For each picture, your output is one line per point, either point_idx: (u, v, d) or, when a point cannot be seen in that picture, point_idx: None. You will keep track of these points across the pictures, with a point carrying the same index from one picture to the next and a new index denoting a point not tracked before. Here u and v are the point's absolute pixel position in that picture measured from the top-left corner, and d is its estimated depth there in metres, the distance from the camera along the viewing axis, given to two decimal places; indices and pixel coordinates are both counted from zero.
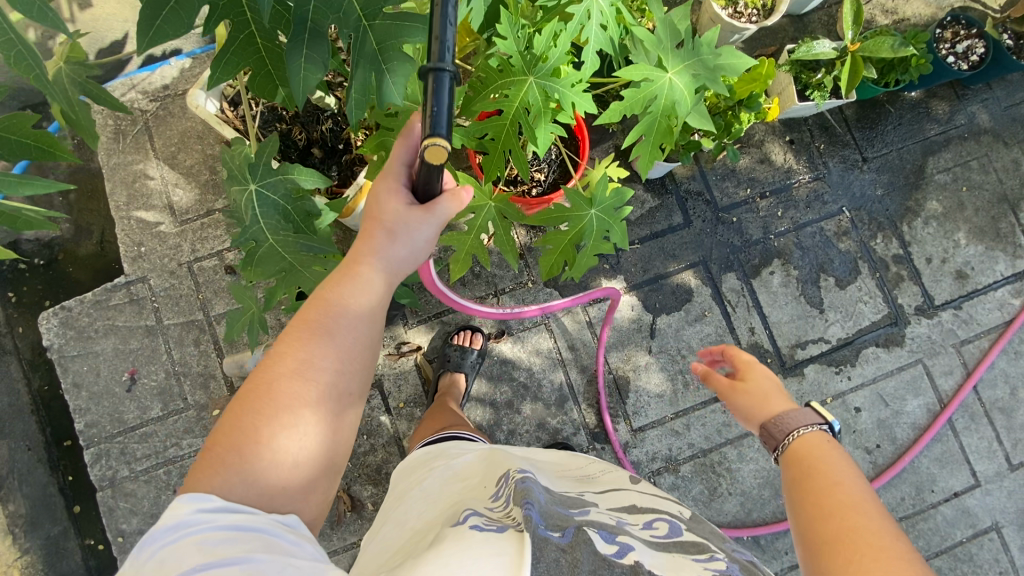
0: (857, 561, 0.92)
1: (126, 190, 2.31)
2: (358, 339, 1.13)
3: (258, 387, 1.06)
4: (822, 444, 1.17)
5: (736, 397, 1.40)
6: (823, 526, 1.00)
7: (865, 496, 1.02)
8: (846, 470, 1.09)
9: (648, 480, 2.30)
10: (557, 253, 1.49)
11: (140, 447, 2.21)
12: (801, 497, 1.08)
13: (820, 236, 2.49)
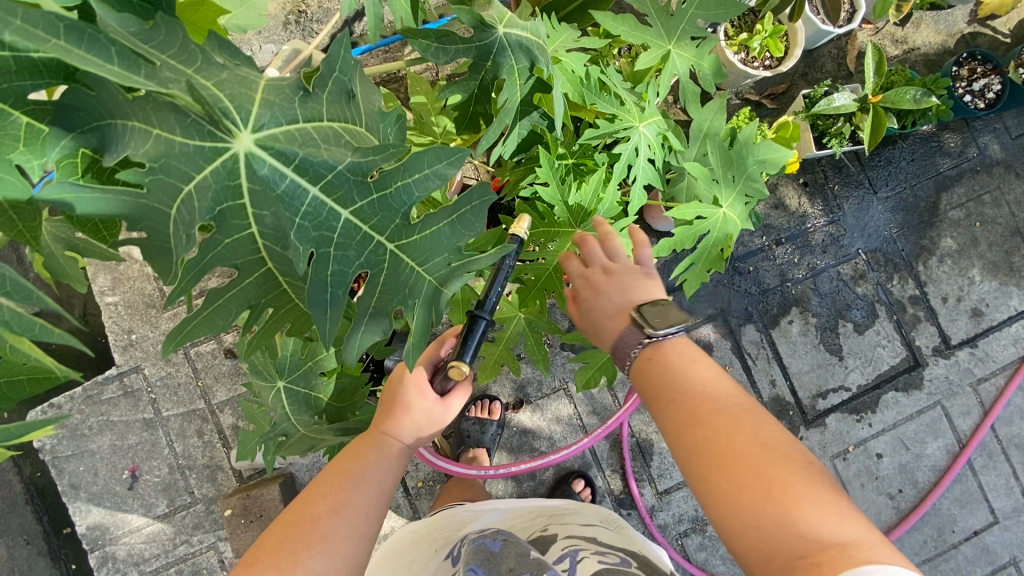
0: (777, 494, 0.95)
1: (110, 273, 2.14)
2: (376, 493, 1.22)
3: (296, 521, 1.14)
4: (687, 344, 1.21)
5: (596, 315, 1.30)
6: (725, 468, 1.01)
7: (735, 401, 1.10)
8: (711, 367, 1.17)
9: (676, 543, 2.28)
10: (595, 368, 1.47)
11: (148, 547, 2.10)
12: (688, 443, 1.07)
13: (837, 280, 2.45)
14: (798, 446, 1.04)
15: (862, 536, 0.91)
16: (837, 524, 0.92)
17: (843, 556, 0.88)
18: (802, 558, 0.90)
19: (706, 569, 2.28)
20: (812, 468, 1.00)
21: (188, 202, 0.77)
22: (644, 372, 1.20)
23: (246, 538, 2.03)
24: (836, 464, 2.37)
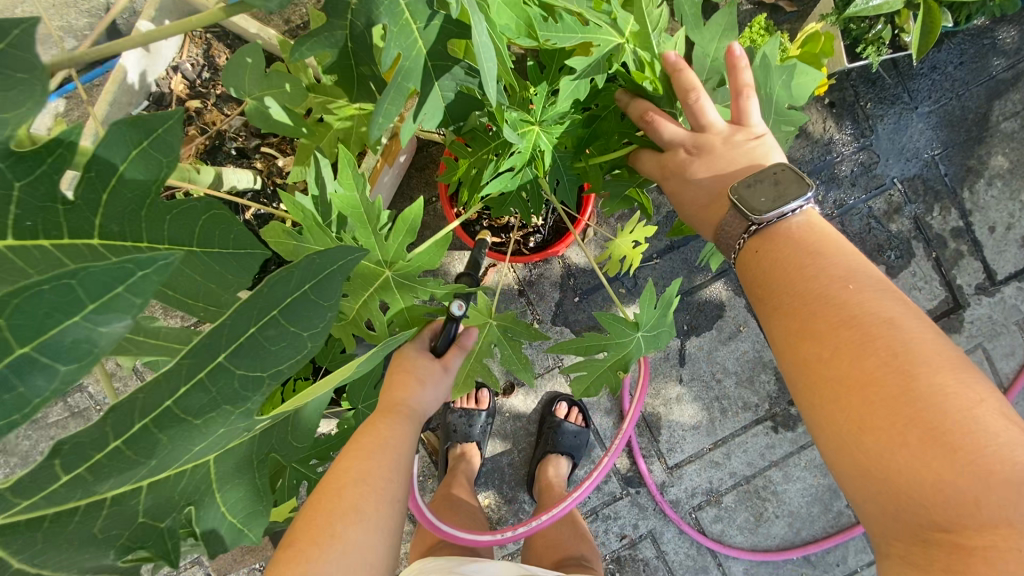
0: (917, 444, 0.68)
1: None
2: (393, 481, 0.98)
3: (322, 500, 0.93)
4: (816, 235, 0.94)
5: (688, 208, 1.10)
6: (847, 401, 0.76)
7: (877, 307, 0.80)
8: (840, 260, 0.89)
9: (689, 517, 2.13)
10: (593, 384, 1.16)
11: None
12: (804, 357, 0.83)
13: (867, 217, 2.12)
14: (976, 377, 0.72)
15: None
16: (1015, 500, 0.63)
17: (1015, 548, 0.62)
18: (944, 531, 0.66)
19: (722, 540, 2.14)
20: (999, 413, 0.69)
21: None
22: (752, 273, 0.98)
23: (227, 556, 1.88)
24: None
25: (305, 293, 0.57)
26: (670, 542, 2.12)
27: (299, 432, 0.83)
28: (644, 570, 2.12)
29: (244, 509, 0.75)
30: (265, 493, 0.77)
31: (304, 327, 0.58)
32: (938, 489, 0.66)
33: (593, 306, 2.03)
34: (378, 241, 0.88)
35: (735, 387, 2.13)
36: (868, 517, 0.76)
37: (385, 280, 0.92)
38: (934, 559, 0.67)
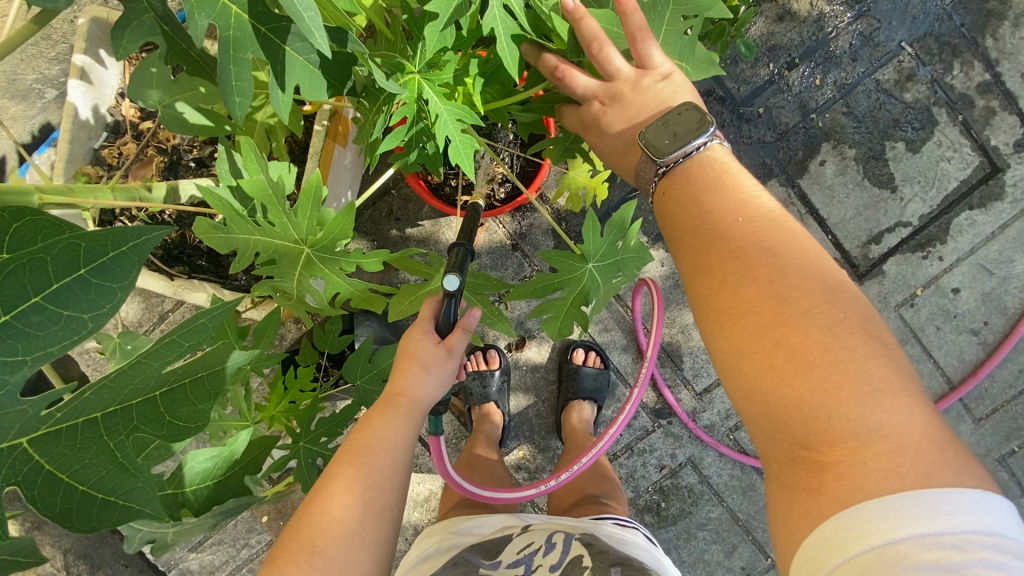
0: (780, 366, 0.72)
1: None
2: (390, 459, 1.02)
3: (309, 503, 0.98)
4: (716, 171, 0.92)
5: (609, 159, 1.07)
6: (727, 329, 0.79)
7: (760, 240, 0.81)
8: (732, 193, 0.88)
9: (728, 439, 2.11)
10: (559, 321, 1.21)
11: (214, 557, 2.20)
12: (697, 291, 0.86)
13: (876, 92, 1.92)
14: (848, 297, 0.74)
15: (908, 437, 0.65)
16: (863, 412, 0.66)
17: (863, 461, 0.65)
18: (808, 450, 0.70)
19: None
20: (865, 330, 0.71)
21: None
22: (658, 212, 0.97)
23: None
24: (903, 313, 1.97)
25: (80, 275, 0.53)
26: (711, 466, 2.11)
27: (185, 407, 0.64)
28: (689, 497, 2.12)
29: (109, 486, 0.60)
30: (130, 470, 0.61)
31: (73, 296, 0.53)
32: (797, 408, 0.70)
33: None
34: (291, 220, 0.98)
35: None
36: (756, 440, 0.79)
37: (308, 256, 1.04)
38: (800, 478, 0.71)
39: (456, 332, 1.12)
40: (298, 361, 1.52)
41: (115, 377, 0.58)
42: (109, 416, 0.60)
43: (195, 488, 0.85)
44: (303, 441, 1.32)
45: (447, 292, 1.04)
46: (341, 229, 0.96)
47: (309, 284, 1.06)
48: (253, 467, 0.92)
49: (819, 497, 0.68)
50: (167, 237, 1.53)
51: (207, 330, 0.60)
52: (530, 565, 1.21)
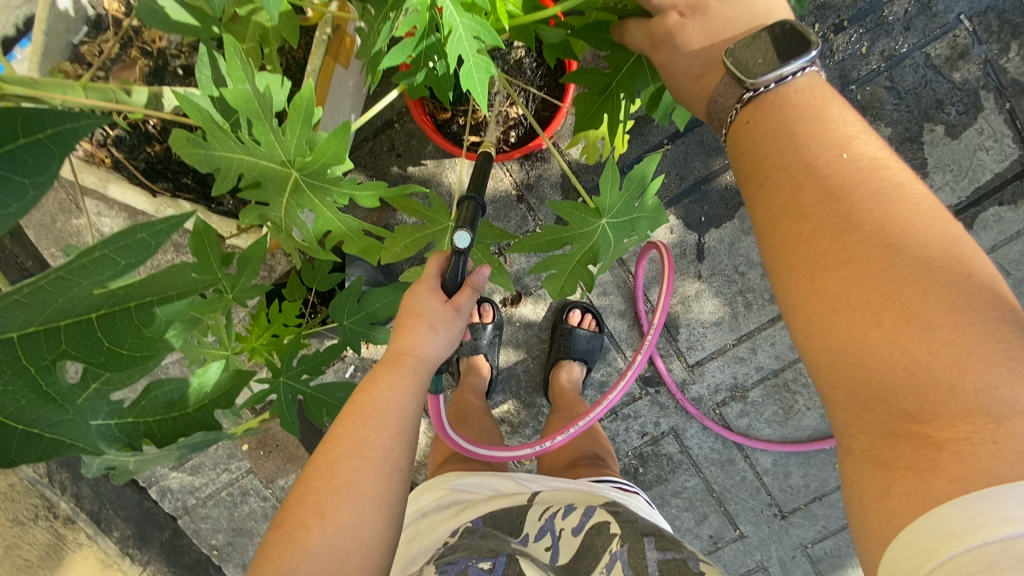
0: (890, 326, 0.63)
1: (49, 233, 1.92)
2: (400, 420, 0.95)
3: (315, 466, 0.91)
4: (810, 99, 0.80)
5: (678, 85, 0.95)
6: (820, 284, 0.69)
7: (868, 180, 0.70)
8: (832, 124, 0.76)
9: (714, 414, 2.09)
10: (565, 278, 1.19)
11: (195, 478, 2.24)
12: (780, 239, 0.75)
13: (924, 68, 1.78)
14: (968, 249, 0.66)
15: None
16: (991, 385, 0.59)
17: (988, 440, 0.59)
18: (913, 422, 0.62)
19: (749, 434, 2.10)
20: (990, 288, 0.63)
21: None
22: (734, 145, 0.85)
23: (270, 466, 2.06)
24: None
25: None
26: (693, 437, 2.11)
27: (126, 334, 0.60)
28: (668, 464, 2.14)
29: (37, 417, 0.61)
30: (56, 401, 0.62)
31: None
32: (910, 374, 0.61)
33: None
34: (278, 138, 0.94)
35: (760, 279, 1.97)
36: (835, 412, 0.71)
37: (296, 180, 1.00)
38: (901, 455, 0.64)
39: (462, 290, 1.06)
40: (286, 294, 1.47)
41: (24, 294, 0.52)
42: (26, 339, 0.57)
43: (157, 419, 0.78)
44: (284, 375, 1.30)
45: (456, 249, 1.01)
46: (333, 154, 0.93)
47: (296, 213, 1.03)
48: (226, 403, 0.86)
49: (924, 477, 0.61)
50: (151, 149, 1.44)
51: (149, 248, 0.53)
52: (553, 531, 1.26)
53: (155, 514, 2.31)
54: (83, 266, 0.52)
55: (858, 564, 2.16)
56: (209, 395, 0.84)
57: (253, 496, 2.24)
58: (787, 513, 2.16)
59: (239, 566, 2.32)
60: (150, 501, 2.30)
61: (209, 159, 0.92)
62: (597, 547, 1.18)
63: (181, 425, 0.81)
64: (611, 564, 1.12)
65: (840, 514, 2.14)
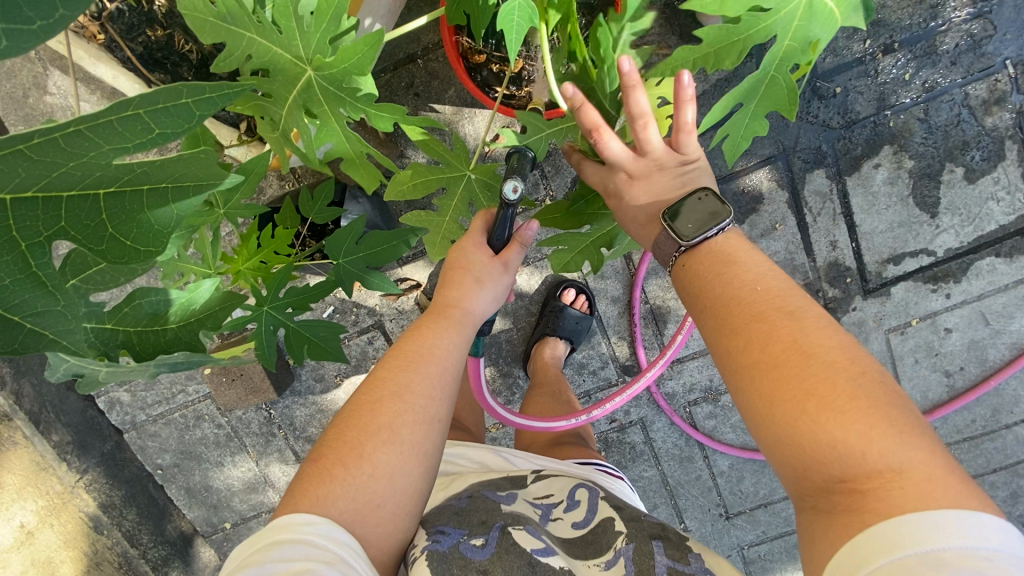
0: (814, 412, 0.74)
1: (19, 109, 1.74)
2: (443, 370, 1.03)
3: (358, 406, 0.98)
4: (730, 243, 0.97)
5: (628, 226, 1.08)
6: (753, 382, 0.81)
7: (777, 300, 0.86)
8: (750, 261, 0.93)
9: (683, 411, 2.12)
10: (573, 254, 1.20)
11: (148, 395, 2.15)
12: (721, 350, 0.88)
13: (960, 106, 1.78)
14: (865, 357, 0.78)
15: (935, 466, 0.69)
16: (890, 450, 0.70)
17: (898, 487, 0.69)
18: (844, 482, 0.73)
19: (713, 436, 2.14)
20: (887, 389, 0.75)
21: None
22: (680, 280, 1.00)
23: (231, 395, 1.99)
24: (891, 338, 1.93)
25: (34, 32, 0.50)
26: (659, 430, 2.14)
27: (133, 225, 0.61)
28: (629, 452, 2.18)
29: (15, 302, 0.60)
30: (46, 288, 0.60)
31: (23, 51, 0.50)
32: (834, 450, 0.72)
33: None
34: (299, 29, 0.88)
35: None
36: (785, 476, 0.81)
37: (310, 80, 0.94)
38: (834, 503, 0.74)
39: (512, 246, 1.14)
40: (277, 222, 1.37)
41: (33, 146, 0.54)
42: (25, 205, 0.57)
43: (138, 330, 0.88)
44: (267, 305, 1.22)
45: (505, 199, 1.02)
46: (356, 61, 0.89)
47: (299, 114, 0.98)
48: (212, 322, 0.90)
49: (854, 517, 0.71)
50: (152, 34, 1.32)
51: (190, 116, 0.56)
52: (550, 517, 1.26)
53: (99, 425, 2.19)
54: (110, 125, 0.54)
55: (787, 571, 2.27)
56: (196, 314, 0.89)
57: (207, 422, 2.17)
58: (731, 515, 2.24)
59: (183, 489, 2.27)
60: (94, 411, 2.18)
61: (209, 26, 0.85)
62: (603, 544, 1.17)
63: (161, 340, 0.89)
64: (614, 560, 1.12)
65: (781, 523, 2.23)
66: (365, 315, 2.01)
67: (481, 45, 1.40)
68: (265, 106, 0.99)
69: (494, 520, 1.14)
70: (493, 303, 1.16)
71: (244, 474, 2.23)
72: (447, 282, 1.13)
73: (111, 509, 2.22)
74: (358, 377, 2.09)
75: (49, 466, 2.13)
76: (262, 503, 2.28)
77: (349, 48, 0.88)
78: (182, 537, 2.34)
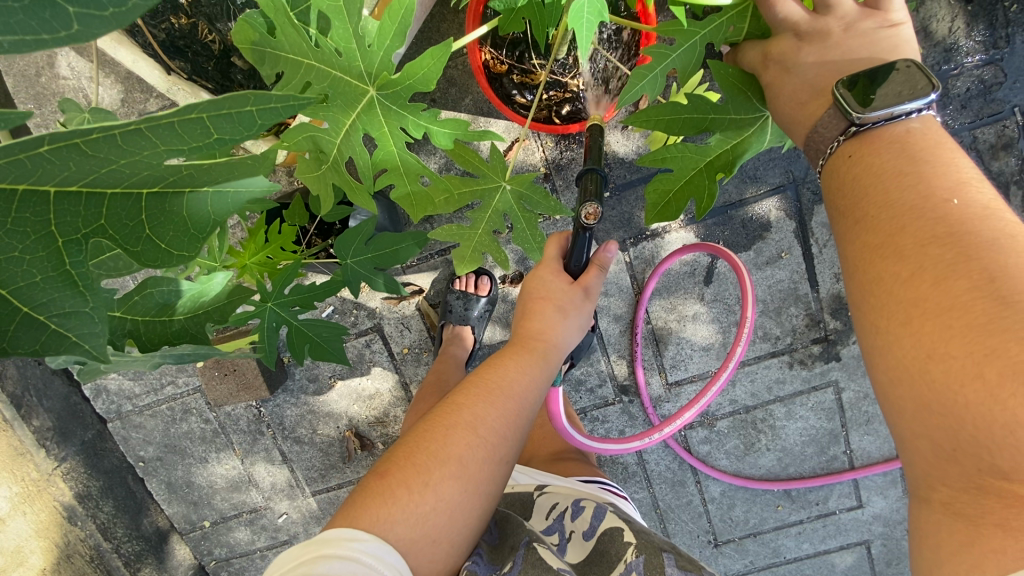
0: (994, 380, 0.59)
1: (30, 86, 1.72)
2: (522, 405, 1.10)
3: (432, 429, 1.03)
4: (926, 142, 0.79)
5: (779, 107, 0.97)
6: (917, 327, 0.67)
7: (989, 220, 0.68)
8: (945, 170, 0.75)
9: (679, 435, 2.10)
10: (681, 181, 1.07)
11: (136, 385, 2.10)
12: (872, 279, 0.74)
13: (968, 149, 1.81)
14: None
15: None
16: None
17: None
18: (1005, 480, 0.61)
19: (707, 461, 2.12)
20: None
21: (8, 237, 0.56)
22: (831, 177, 0.87)
23: (222, 390, 1.95)
24: None
25: (106, 19, 0.45)
26: (653, 452, 2.13)
27: (169, 225, 0.60)
28: (622, 472, 2.16)
29: (44, 301, 0.58)
30: (77, 288, 0.58)
31: (95, 38, 0.45)
32: (1009, 435, 0.59)
33: (623, 204, 1.87)
34: (360, 48, 0.95)
35: (758, 315, 1.97)
36: (916, 458, 0.71)
37: (371, 99, 1.02)
38: (988, 511, 0.63)
39: (590, 271, 1.23)
40: (285, 217, 1.36)
41: (88, 142, 0.51)
42: (66, 199, 0.56)
43: (145, 320, 0.91)
44: (272, 301, 1.20)
45: (581, 224, 1.10)
46: (421, 76, 0.96)
47: (356, 136, 1.04)
48: (218, 316, 0.93)
49: (1012, 535, 0.61)
50: (175, 21, 1.34)
51: (252, 124, 0.53)
52: (562, 531, 1.27)
53: (81, 413, 2.13)
54: (171, 128, 0.52)
55: None
56: (202, 305, 0.92)
57: (194, 416, 2.12)
58: (719, 543, 2.22)
59: (163, 483, 2.22)
60: (78, 397, 2.12)
61: (268, 57, 0.93)
62: (612, 556, 1.15)
63: (167, 331, 0.92)
64: None
65: (768, 554, 2.21)
66: (364, 317, 1.99)
67: (504, 56, 1.42)
68: (317, 137, 1.02)
69: (522, 538, 1.11)
70: (573, 337, 1.24)
71: (228, 473, 2.18)
72: (534, 311, 1.22)
73: (88, 500, 2.15)
74: (353, 379, 2.06)
75: (26, 451, 2.05)
76: (243, 503, 2.23)
77: (412, 65, 0.95)
78: (157, 532, 2.28)
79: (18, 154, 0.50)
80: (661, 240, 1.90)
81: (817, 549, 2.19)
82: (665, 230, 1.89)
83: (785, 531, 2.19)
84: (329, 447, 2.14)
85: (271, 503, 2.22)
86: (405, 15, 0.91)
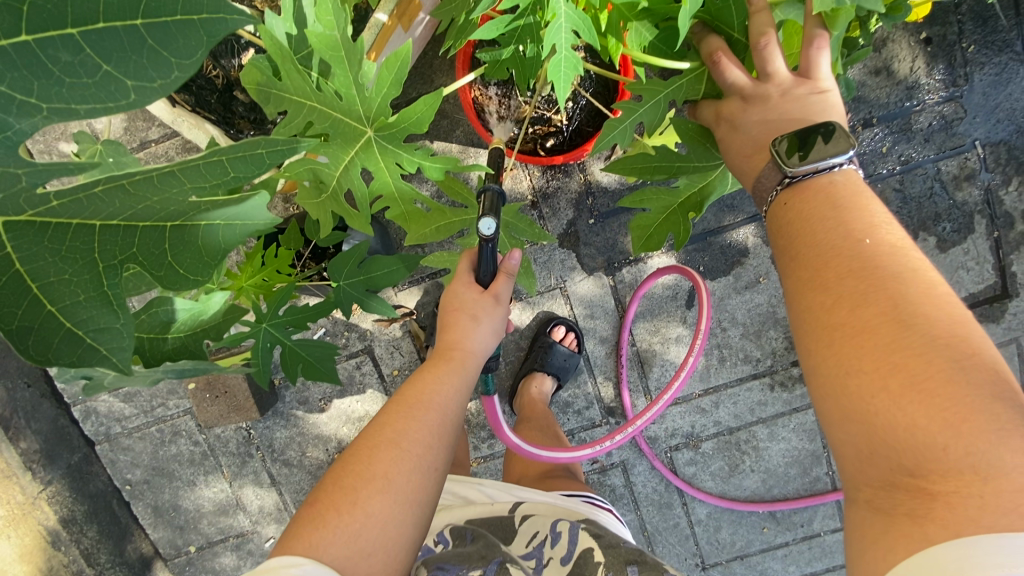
0: (896, 389, 0.67)
1: None
2: (442, 415, 1.11)
3: (357, 451, 1.05)
4: (848, 191, 0.87)
5: (732, 160, 1.03)
6: (835, 347, 0.74)
7: (898, 254, 0.77)
8: (859, 214, 0.83)
9: (664, 456, 2.13)
10: (657, 221, 1.16)
11: (126, 407, 2.12)
12: (801, 309, 0.80)
13: (933, 180, 1.91)
14: (965, 323, 0.70)
15: None
16: (985, 448, 0.62)
17: (979, 494, 0.62)
18: (912, 477, 0.66)
19: (693, 483, 2.15)
20: (992, 369, 0.66)
21: (56, 267, 0.62)
22: (771, 223, 0.93)
23: (212, 412, 1.98)
24: None
25: (156, 89, 0.55)
26: (640, 475, 2.15)
27: (189, 254, 0.66)
28: (609, 494, 2.17)
29: (83, 317, 0.63)
30: (112, 305, 0.63)
31: (148, 105, 0.55)
32: (910, 435, 0.66)
33: (607, 231, 1.94)
34: (360, 94, 1.02)
35: (739, 338, 2.03)
36: (844, 461, 0.75)
37: (369, 139, 1.09)
38: (897, 502, 0.68)
39: (498, 279, 1.23)
40: (281, 241, 1.40)
41: (134, 184, 0.59)
42: (109, 230, 0.63)
43: (150, 337, 0.95)
44: (266, 322, 1.25)
45: (480, 237, 1.09)
46: (416, 119, 1.03)
47: (354, 170, 1.11)
48: (215, 333, 0.98)
49: (931, 527, 0.64)
50: None
51: (265, 164, 0.61)
52: (541, 559, 1.29)
53: (69, 435, 2.13)
54: (198, 169, 0.60)
55: None
56: (204, 324, 0.97)
57: (183, 438, 2.13)
58: (707, 566, 2.22)
59: (149, 507, 2.21)
60: (66, 420, 2.13)
61: (272, 98, 0.99)
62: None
63: (166, 349, 0.96)
64: None
65: None
66: (355, 339, 2.03)
67: (491, 93, 1.50)
68: (316, 170, 1.08)
69: (492, 555, 1.20)
70: (491, 341, 1.25)
71: (216, 496, 2.18)
72: (446, 323, 1.22)
73: (72, 525, 2.13)
74: (343, 401, 2.09)
75: (12, 474, 2.02)
76: (230, 528, 2.21)
77: (409, 109, 1.03)
78: (141, 558, 2.25)
79: (80, 194, 0.59)
80: (644, 266, 1.97)
81: (804, 571, 2.20)
82: (648, 255, 1.97)
83: (771, 553, 2.20)
84: (318, 470, 2.15)
85: (259, 527, 2.21)
86: (402, 66, 0.99)
